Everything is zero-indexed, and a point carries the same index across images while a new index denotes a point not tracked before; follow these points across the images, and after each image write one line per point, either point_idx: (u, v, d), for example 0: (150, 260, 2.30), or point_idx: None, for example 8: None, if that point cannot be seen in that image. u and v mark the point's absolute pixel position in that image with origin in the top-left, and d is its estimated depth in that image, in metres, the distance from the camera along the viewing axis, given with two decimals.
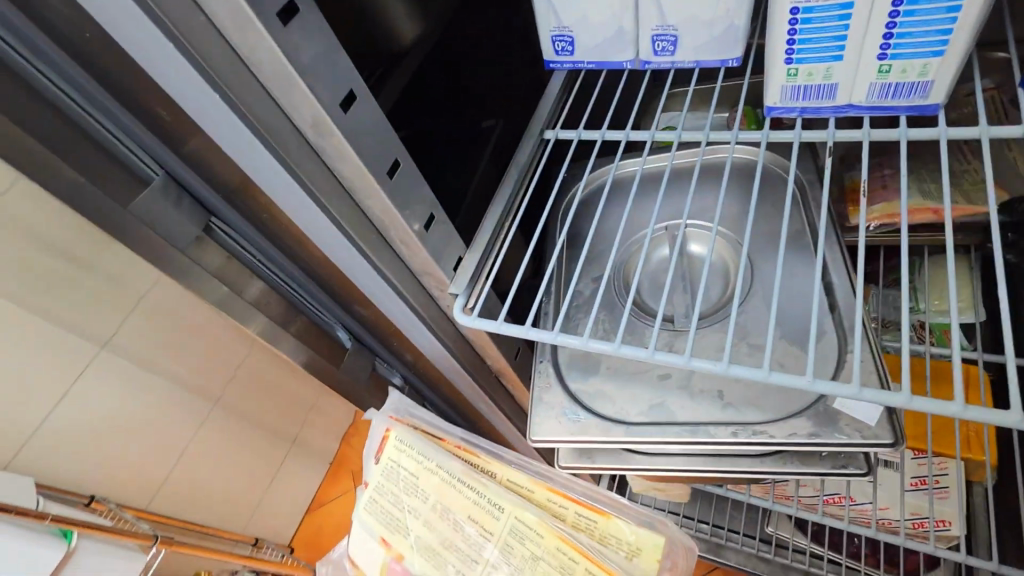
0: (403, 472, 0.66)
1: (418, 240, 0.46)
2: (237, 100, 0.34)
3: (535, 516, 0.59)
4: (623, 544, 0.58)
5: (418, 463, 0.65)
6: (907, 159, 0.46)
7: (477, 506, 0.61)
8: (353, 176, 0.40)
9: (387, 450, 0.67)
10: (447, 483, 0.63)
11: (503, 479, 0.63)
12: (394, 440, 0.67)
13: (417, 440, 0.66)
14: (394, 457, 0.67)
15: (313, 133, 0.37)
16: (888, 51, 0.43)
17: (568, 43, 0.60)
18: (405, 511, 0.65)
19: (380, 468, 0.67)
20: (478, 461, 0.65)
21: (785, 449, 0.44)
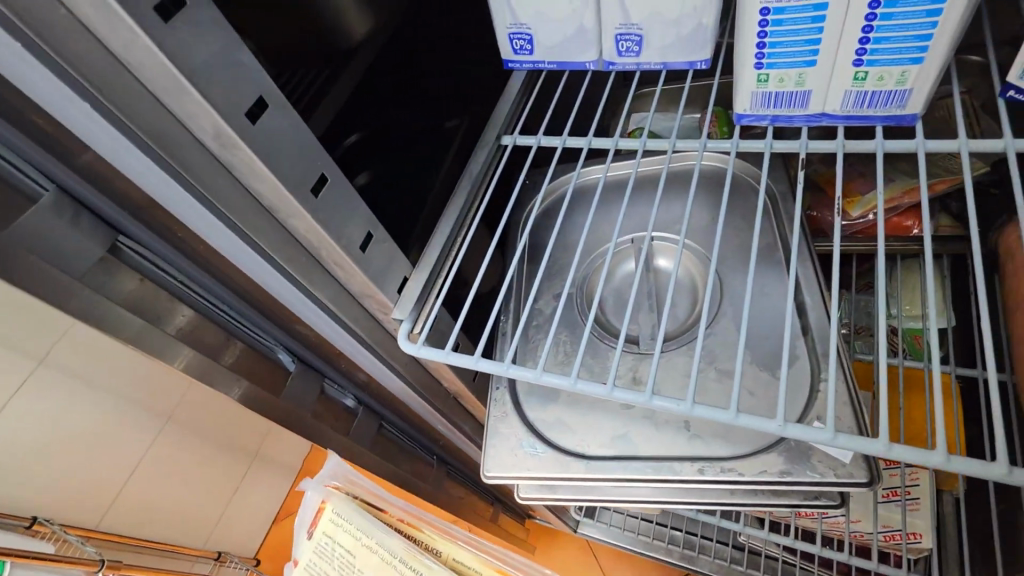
0: (339, 552, 0.60)
1: (353, 263, 0.41)
2: (120, 110, 0.29)
3: None
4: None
5: (356, 539, 0.59)
6: (884, 173, 0.43)
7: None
8: (271, 195, 0.35)
9: (321, 524, 0.62)
10: (386, 563, 0.57)
11: (451, 559, 0.58)
12: (331, 513, 0.62)
13: (356, 512, 0.61)
14: (330, 532, 0.61)
15: (217, 146, 0.32)
16: (863, 57, 0.40)
17: (527, 41, 0.56)
18: None
19: (312, 545, 0.62)
20: (423, 537, 0.60)
21: (754, 488, 0.41)
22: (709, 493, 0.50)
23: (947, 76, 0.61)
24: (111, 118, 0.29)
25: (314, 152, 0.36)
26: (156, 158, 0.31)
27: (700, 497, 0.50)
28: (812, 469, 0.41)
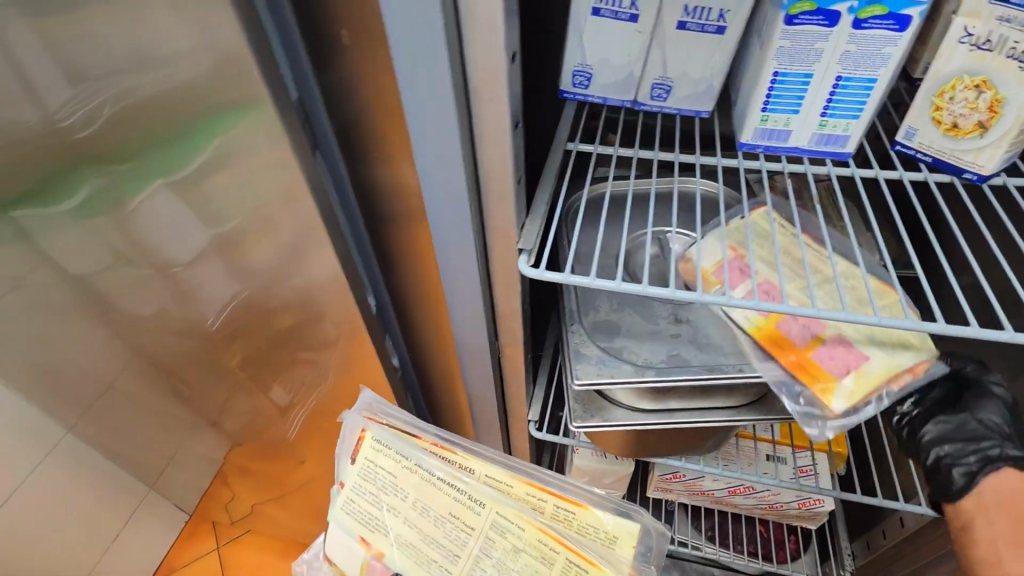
0: (383, 473, 0.76)
1: (513, 191, 0.53)
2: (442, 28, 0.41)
3: (513, 510, 0.70)
4: (600, 533, 0.70)
5: (398, 463, 0.76)
6: (836, 186, 0.68)
7: (459, 502, 0.72)
8: (492, 118, 0.47)
9: (364, 450, 0.78)
10: (427, 480, 0.74)
11: (482, 474, 0.74)
12: (371, 441, 0.77)
13: (391, 440, 0.77)
14: (373, 458, 0.77)
15: (479, 72, 0.45)
16: (827, 111, 0.64)
17: (586, 77, 0.75)
18: (384, 509, 0.75)
19: (359, 469, 0.78)
20: (455, 458, 0.76)
21: (778, 378, 0.59)
22: (721, 413, 0.69)
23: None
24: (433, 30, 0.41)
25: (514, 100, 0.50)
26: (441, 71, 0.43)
27: (714, 416, 0.69)
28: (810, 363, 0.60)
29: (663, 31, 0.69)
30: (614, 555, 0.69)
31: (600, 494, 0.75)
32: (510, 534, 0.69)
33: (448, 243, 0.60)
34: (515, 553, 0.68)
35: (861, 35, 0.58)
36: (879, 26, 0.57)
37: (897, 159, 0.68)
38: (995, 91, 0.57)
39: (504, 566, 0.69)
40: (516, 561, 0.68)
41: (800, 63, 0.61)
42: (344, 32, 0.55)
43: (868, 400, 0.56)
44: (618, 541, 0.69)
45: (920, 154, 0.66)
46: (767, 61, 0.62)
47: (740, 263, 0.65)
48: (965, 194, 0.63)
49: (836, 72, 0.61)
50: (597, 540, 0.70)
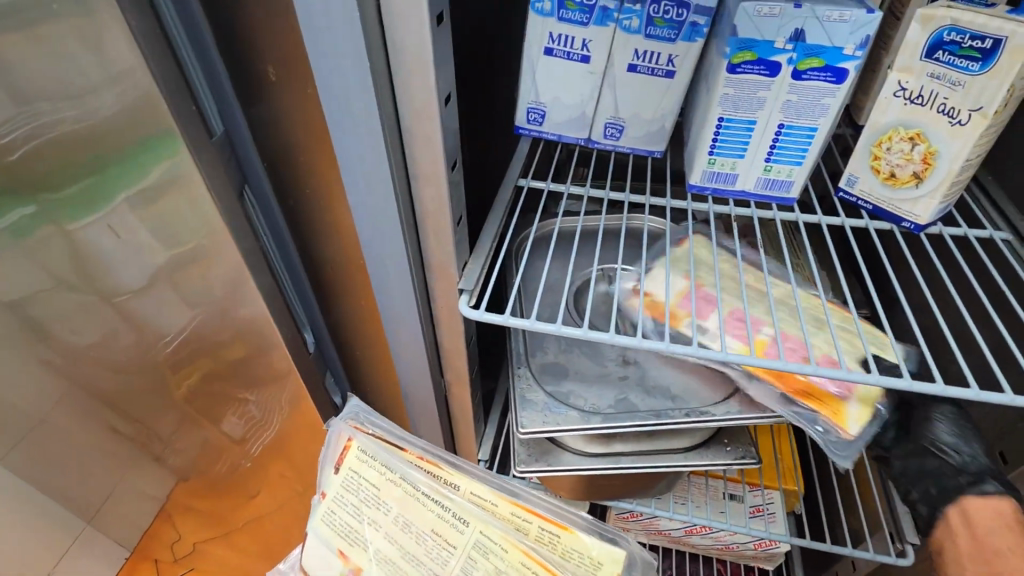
0: (365, 485, 0.69)
1: (450, 231, 0.52)
2: (375, 67, 0.41)
3: (498, 531, 0.63)
4: (585, 559, 0.63)
5: (381, 475, 0.68)
6: (784, 231, 0.68)
7: (440, 519, 0.65)
8: (428, 159, 0.46)
9: (348, 460, 0.70)
10: (410, 496, 0.66)
11: (467, 491, 0.66)
12: (354, 451, 0.70)
13: (373, 449, 0.69)
14: (356, 468, 0.69)
15: (412, 113, 0.44)
16: (771, 156, 0.65)
17: (540, 115, 0.75)
18: (364, 523, 0.68)
19: (341, 479, 0.70)
20: (440, 473, 0.68)
21: (724, 422, 0.58)
22: (670, 459, 0.68)
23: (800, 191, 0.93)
24: (368, 69, 0.41)
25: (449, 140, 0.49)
26: (376, 109, 0.43)
27: (663, 461, 0.67)
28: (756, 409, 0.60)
29: (613, 73, 0.70)
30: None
31: (585, 516, 0.68)
32: (493, 556, 0.62)
33: (387, 280, 0.58)
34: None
35: (800, 85, 0.59)
36: (818, 77, 0.58)
37: (839, 205, 0.69)
38: (927, 144, 0.58)
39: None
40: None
41: (744, 110, 0.62)
42: (268, 69, 0.55)
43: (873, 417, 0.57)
44: (602, 567, 0.62)
45: (860, 201, 0.67)
46: (712, 107, 0.63)
47: (704, 294, 0.66)
48: (903, 242, 0.64)
49: (778, 119, 0.62)
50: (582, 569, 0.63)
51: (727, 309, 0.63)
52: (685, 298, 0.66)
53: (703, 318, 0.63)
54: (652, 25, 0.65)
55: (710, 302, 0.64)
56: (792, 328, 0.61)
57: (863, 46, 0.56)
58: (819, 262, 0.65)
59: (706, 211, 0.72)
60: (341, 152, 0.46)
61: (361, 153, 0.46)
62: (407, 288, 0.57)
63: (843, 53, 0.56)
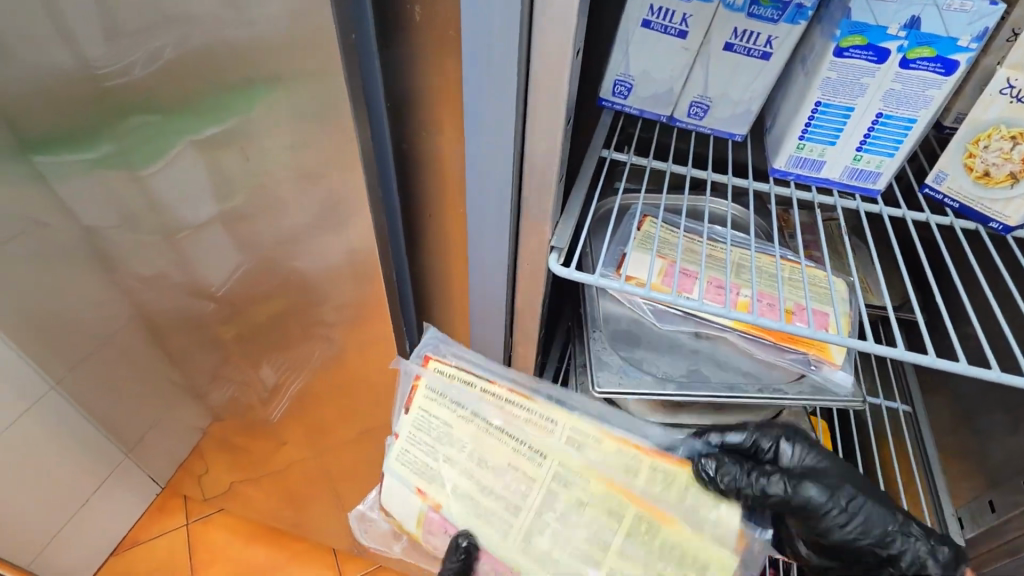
0: (436, 422, 0.64)
1: (550, 189, 0.53)
2: (510, 17, 0.42)
3: (581, 464, 0.60)
4: (699, 518, 0.57)
5: (454, 412, 0.64)
6: (866, 222, 0.68)
7: (518, 449, 0.61)
8: (544, 114, 0.48)
9: (419, 399, 0.65)
10: (484, 432, 0.63)
11: (569, 425, 0.61)
12: (426, 389, 0.65)
13: (462, 375, 0.65)
14: (425, 407, 0.65)
15: (539, 65, 0.45)
16: (863, 145, 0.65)
17: (627, 88, 0.76)
18: (440, 461, 0.63)
19: (412, 419, 0.65)
20: (533, 407, 0.63)
21: (796, 402, 0.59)
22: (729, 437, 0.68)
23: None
24: (507, 18, 0.42)
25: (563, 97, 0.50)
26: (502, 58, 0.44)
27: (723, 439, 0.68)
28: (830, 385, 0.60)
29: (708, 50, 0.70)
30: (717, 525, 0.57)
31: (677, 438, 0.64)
32: (625, 467, 0.59)
33: (477, 233, 0.60)
34: (581, 507, 0.59)
35: (907, 74, 0.59)
36: (926, 67, 0.58)
37: (923, 202, 0.69)
38: None
39: (571, 527, 0.58)
40: (582, 518, 0.58)
41: (843, 96, 0.62)
42: (415, 8, 0.56)
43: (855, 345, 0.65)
44: (721, 507, 0.58)
45: (947, 199, 0.67)
46: (811, 90, 0.63)
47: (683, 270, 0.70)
48: (989, 242, 0.64)
49: (877, 108, 0.62)
50: (706, 496, 0.59)
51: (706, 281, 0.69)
52: (664, 276, 0.69)
53: (687, 290, 0.68)
54: (756, 4, 0.65)
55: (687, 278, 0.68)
56: (795, 300, 0.66)
57: (980, 39, 0.55)
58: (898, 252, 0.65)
59: (786, 196, 0.72)
60: (464, 97, 0.48)
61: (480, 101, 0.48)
62: (497, 242, 0.59)
63: (957, 44, 0.56)
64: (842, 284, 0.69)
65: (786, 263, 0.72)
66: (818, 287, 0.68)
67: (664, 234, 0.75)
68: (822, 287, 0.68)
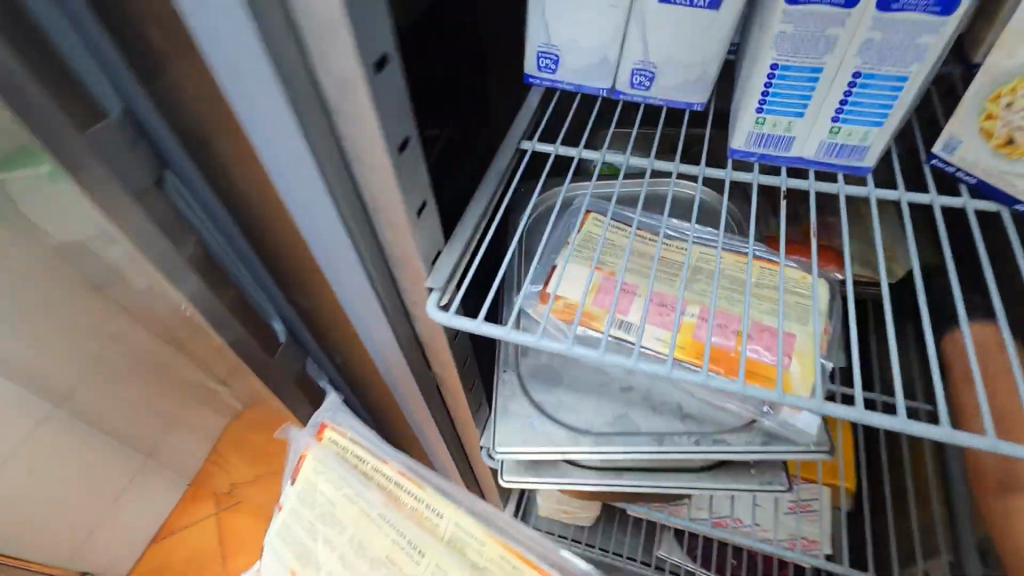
0: (321, 499, 0.69)
1: (407, 224, 0.44)
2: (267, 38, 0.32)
3: (453, 562, 0.62)
4: None
5: (337, 489, 0.68)
6: (846, 212, 0.54)
7: (393, 540, 0.64)
8: (364, 142, 0.38)
9: (306, 471, 0.70)
10: (365, 516, 0.66)
11: (453, 519, 0.64)
12: (312, 462, 0.71)
13: (354, 451, 0.71)
14: (312, 479, 0.70)
15: (333, 85, 0.35)
16: (840, 115, 0.50)
17: (553, 61, 0.62)
18: (319, 541, 0.67)
19: (297, 491, 0.70)
20: (422, 498, 0.66)
21: (739, 456, 0.50)
22: (679, 475, 0.60)
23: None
24: (262, 39, 0.33)
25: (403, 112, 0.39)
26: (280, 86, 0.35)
27: (670, 478, 0.60)
28: (787, 431, 0.50)
29: (641, 5, 0.56)
30: None
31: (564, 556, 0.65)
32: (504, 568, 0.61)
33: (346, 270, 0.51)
34: None
35: (888, 19, 0.43)
36: (914, 7, 0.42)
37: (929, 177, 0.53)
38: None
39: None
40: None
41: (806, 54, 0.47)
42: None
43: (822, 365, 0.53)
44: None
45: (960, 173, 0.51)
46: (764, 50, 0.48)
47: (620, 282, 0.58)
48: (1013, 227, 0.49)
49: (853, 66, 0.47)
50: None
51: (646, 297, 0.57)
52: (596, 293, 0.57)
53: (623, 311, 0.56)
54: None
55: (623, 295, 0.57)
56: (754, 319, 0.54)
57: None
58: (881, 254, 0.51)
59: (749, 182, 0.58)
60: (257, 131, 0.38)
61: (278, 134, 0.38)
62: (370, 283, 0.50)
63: None
64: (823, 287, 0.57)
65: (757, 264, 0.59)
66: (786, 297, 0.56)
67: (610, 233, 0.62)
68: (792, 297, 0.56)
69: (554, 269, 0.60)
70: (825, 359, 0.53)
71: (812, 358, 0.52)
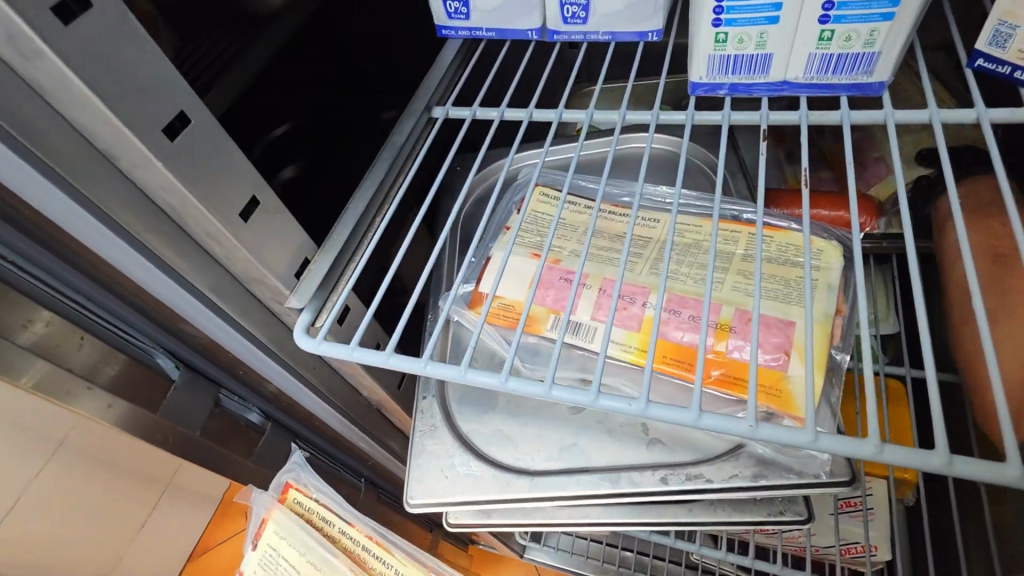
0: (283, 564, 0.59)
1: (229, 233, 0.33)
2: None
3: None
4: None
5: (300, 556, 0.59)
6: (856, 147, 0.38)
7: None
8: (107, 131, 0.27)
9: (267, 536, 0.61)
10: None
11: None
12: (274, 526, 0.61)
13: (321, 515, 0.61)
14: (274, 545, 0.60)
15: (16, 55, 0.24)
16: (830, 13, 0.35)
17: (461, 3, 0.50)
18: None
19: (258, 557, 0.60)
20: (390, 564, 0.59)
21: (723, 497, 0.36)
22: (665, 510, 0.44)
23: (908, 60, 0.59)
24: None
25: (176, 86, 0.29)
26: None
27: (654, 517, 0.45)
28: (787, 455, 0.36)
29: None
30: None
31: None
32: None
33: None
34: None
35: None
36: None
37: (973, 83, 0.38)
38: None
39: None
40: None
41: None
42: None
43: (835, 359, 0.39)
44: None
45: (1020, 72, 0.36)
46: None
47: (560, 272, 0.45)
48: None
49: None
50: None
51: (596, 288, 0.44)
52: (532, 290, 0.45)
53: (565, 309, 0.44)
54: None
55: (563, 288, 0.44)
56: (738, 304, 0.40)
57: None
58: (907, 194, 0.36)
59: (722, 124, 0.44)
60: None
61: None
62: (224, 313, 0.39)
63: None
64: (831, 253, 0.42)
65: (740, 228, 0.45)
66: (782, 272, 0.42)
67: (540, 206, 0.49)
68: (789, 271, 0.42)
69: (482, 262, 0.48)
70: (839, 352, 0.39)
71: (816, 356, 0.37)
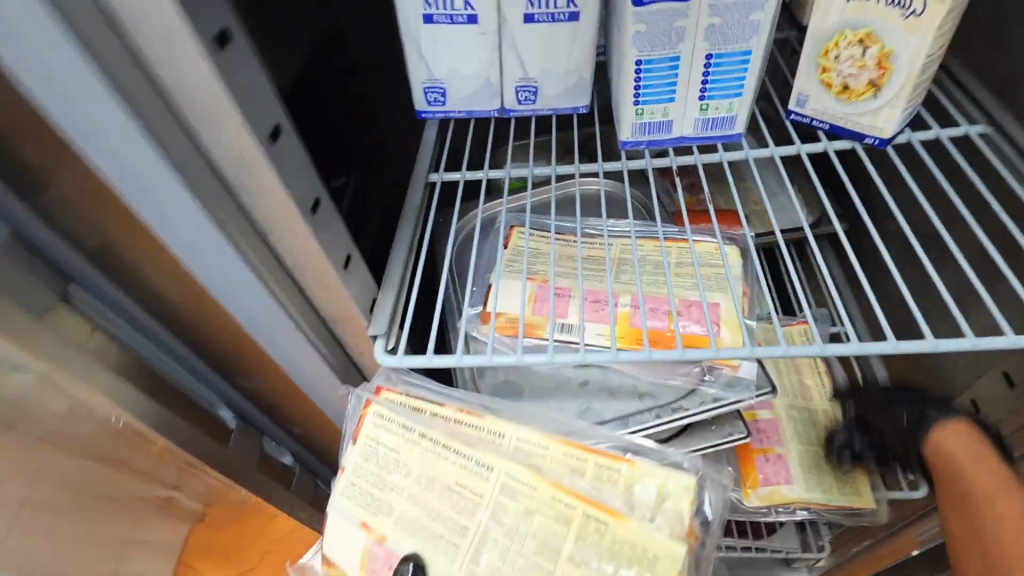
0: (379, 450, 0.57)
1: (332, 271, 0.48)
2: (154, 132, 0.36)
3: (525, 471, 0.52)
4: (635, 551, 0.48)
5: (399, 436, 0.56)
6: (732, 174, 0.59)
7: (459, 465, 0.53)
8: (275, 207, 0.42)
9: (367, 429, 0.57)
10: (433, 450, 0.55)
11: (514, 438, 0.54)
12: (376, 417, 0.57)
13: (413, 404, 0.58)
14: (374, 436, 0.57)
15: (224, 160, 0.40)
16: (705, 93, 0.56)
17: (441, 93, 0.65)
18: (388, 491, 0.55)
19: (358, 452, 0.57)
20: (483, 425, 0.55)
21: (700, 416, 0.55)
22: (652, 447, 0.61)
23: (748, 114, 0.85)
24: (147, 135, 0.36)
25: (298, 176, 0.42)
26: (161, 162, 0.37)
27: None
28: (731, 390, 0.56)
29: (509, 30, 0.60)
30: None
31: (685, 465, 0.54)
32: (603, 475, 0.52)
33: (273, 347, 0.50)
34: (527, 517, 0.50)
35: (722, 5, 0.49)
36: None
37: (793, 129, 0.60)
38: (880, 45, 0.49)
39: (507, 556, 0.50)
40: (532, 527, 0.50)
41: (664, 47, 0.52)
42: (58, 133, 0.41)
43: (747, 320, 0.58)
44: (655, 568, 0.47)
45: (816, 122, 0.58)
46: (626, 51, 0.53)
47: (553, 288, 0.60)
48: (869, 162, 0.56)
49: (704, 50, 0.52)
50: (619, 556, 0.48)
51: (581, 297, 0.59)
52: (534, 303, 0.59)
53: (562, 315, 0.59)
54: None
55: (558, 300, 0.59)
56: (681, 295, 0.58)
57: None
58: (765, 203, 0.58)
59: (644, 166, 0.63)
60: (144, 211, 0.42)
61: (177, 213, 0.41)
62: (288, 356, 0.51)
63: None
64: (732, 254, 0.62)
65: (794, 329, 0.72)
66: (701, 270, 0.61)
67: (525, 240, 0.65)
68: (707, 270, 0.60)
69: (492, 287, 0.62)
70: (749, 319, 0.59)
71: (735, 319, 0.56)
